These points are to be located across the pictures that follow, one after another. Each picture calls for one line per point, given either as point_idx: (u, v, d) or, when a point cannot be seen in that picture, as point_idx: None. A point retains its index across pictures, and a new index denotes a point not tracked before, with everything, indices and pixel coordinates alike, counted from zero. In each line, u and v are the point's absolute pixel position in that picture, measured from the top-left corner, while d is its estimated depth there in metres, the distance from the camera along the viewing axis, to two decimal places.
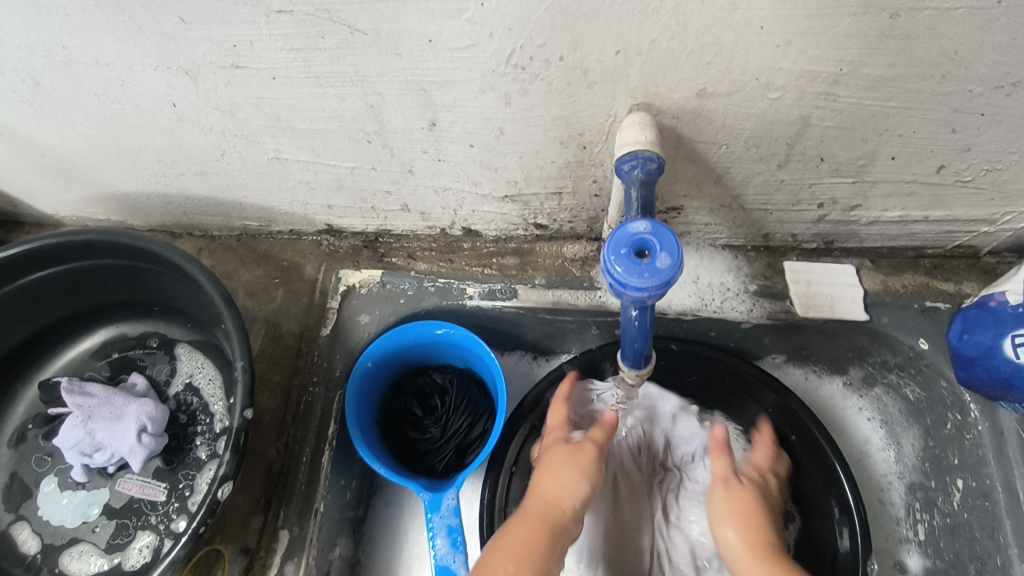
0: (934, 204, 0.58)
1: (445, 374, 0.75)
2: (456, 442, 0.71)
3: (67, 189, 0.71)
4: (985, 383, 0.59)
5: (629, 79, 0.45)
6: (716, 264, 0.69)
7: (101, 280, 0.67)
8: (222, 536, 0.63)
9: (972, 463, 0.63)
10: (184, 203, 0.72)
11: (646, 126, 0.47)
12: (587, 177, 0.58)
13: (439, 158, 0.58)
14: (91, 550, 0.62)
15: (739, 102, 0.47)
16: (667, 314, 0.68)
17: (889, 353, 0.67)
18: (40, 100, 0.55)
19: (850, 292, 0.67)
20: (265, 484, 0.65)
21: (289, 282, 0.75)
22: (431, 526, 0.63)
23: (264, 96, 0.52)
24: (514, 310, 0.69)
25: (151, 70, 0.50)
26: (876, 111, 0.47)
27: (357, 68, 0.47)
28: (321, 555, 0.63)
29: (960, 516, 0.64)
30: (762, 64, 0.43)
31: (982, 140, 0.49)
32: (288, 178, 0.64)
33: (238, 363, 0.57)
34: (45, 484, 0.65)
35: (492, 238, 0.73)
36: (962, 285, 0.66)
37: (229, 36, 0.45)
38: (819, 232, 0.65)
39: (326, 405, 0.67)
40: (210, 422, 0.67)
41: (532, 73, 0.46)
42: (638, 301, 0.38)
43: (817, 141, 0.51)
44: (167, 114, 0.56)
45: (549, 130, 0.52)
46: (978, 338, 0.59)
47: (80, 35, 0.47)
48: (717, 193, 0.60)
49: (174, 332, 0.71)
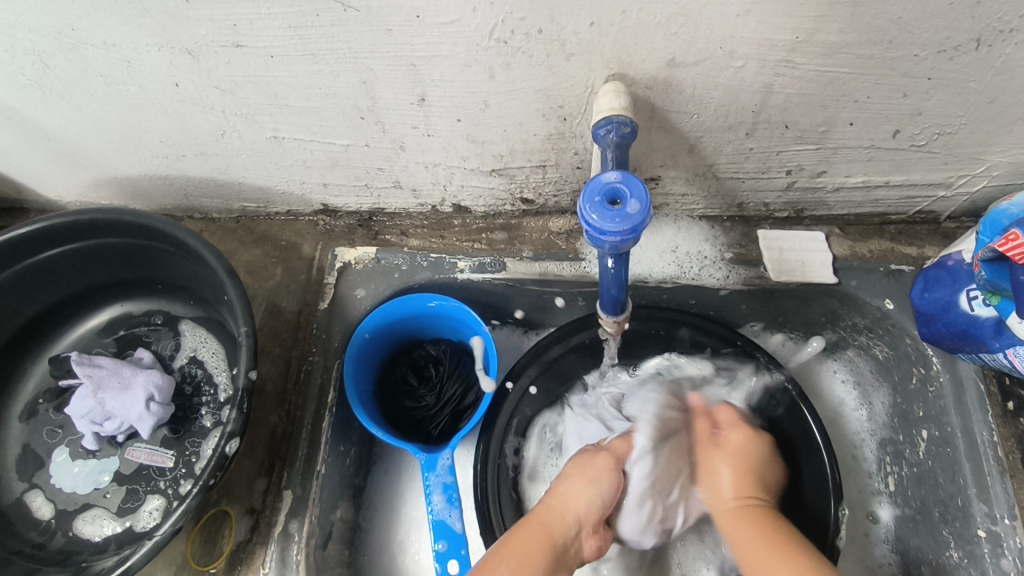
0: (893, 169, 0.62)
1: (439, 346, 0.79)
2: (451, 409, 0.75)
3: (71, 173, 0.74)
4: (945, 337, 0.63)
5: (604, 50, 0.49)
6: (694, 234, 0.73)
7: (107, 259, 0.70)
8: (228, 498, 0.66)
9: (936, 414, 0.66)
10: (185, 185, 0.75)
11: (620, 94, 0.51)
12: (568, 149, 0.62)
13: (429, 133, 0.62)
14: (103, 514, 0.65)
15: (706, 71, 0.50)
16: (649, 282, 0.72)
17: (858, 315, 0.71)
18: (49, 82, 0.58)
19: (819, 257, 0.71)
20: (269, 449, 0.68)
21: (287, 261, 0.78)
22: (427, 484, 0.66)
23: (263, 74, 0.55)
24: (503, 281, 0.73)
25: (156, 50, 0.53)
26: (833, 77, 0.51)
27: (351, 45, 0.51)
28: (323, 514, 0.66)
29: (925, 464, 0.67)
30: (724, 32, 0.46)
31: (931, 104, 0.53)
32: (286, 157, 0.67)
33: (243, 329, 0.60)
34: (57, 454, 0.68)
35: (481, 214, 0.77)
36: (925, 249, 0.70)
37: (230, 15, 0.48)
38: (789, 200, 0.69)
39: (324, 373, 0.70)
40: (215, 392, 0.70)
41: (513, 46, 0.49)
42: (611, 249, 0.41)
43: (780, 109, 0.55)
44: (170, 94, 0.59)
45: (531, 103, 0.56)
46: (937, 295, 0.63)
47: (90, 16, 0.50)
48: (691, 163, 0.63)
49: (178, 309, 0.74)
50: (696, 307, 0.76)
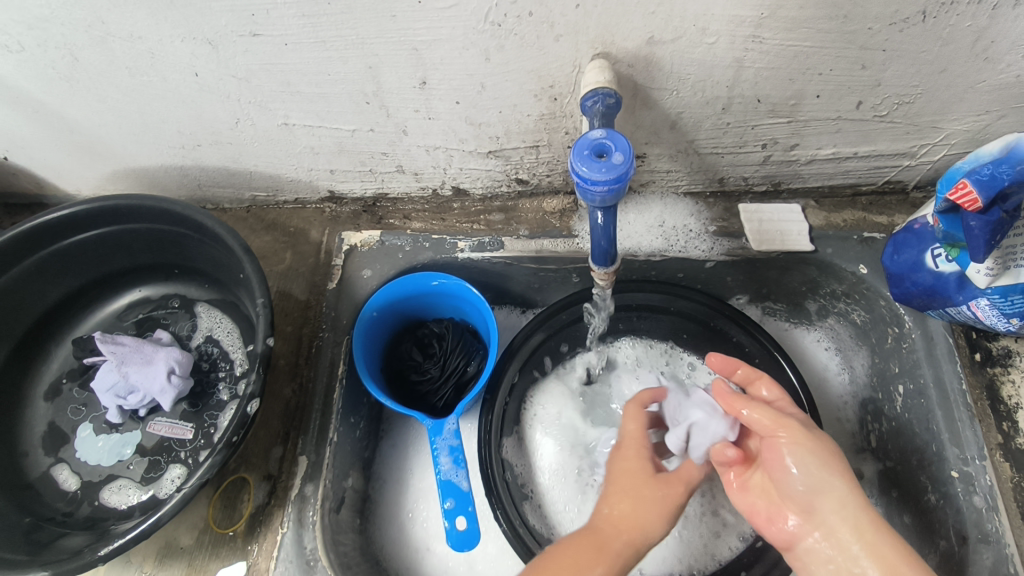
0: (860, 140, 0.67)
1: (441, 324, 0.83)
2: (454, 381, 0.79)
3: (92, 166, 0.78)
4: (915, 295, 0.68)
5: (589, 30, 0.54)
6: (680, 209, 0.78)
7: (127, 245, 0.74)
8: (246, 466, 0.69)
9: (909, 368, 0.71)
10: (199, 175, 0.79)
11: (605, 70, 0.56)
12: (560, 128, 0.67)
13: (429, 117, 0.66)
14: (129, 484, 0.68)
15: (682, 47, 0.55)
16: (639, 256, 0.76)
17: (836, 282, 0.76)
18: (77, 75, 0.63)
19: (797, 227, 0.75)
20: (283, 419, 0.71)
21: (296, 246, 0.83)
22: (435, 447, 0.69)
23: (276, 62, 0.60)
24: (501, 259, 0.77)
25: (179, 41, 0.58)
26: (797, 51, 0.56)
27: (358, 31, 0.56)
28: (336, 480, 0.70)
29: (903, 418, 0.72)
30: (697, 10, 0.52)
31: (889, 75, 0.58)
32: (295, 144, 0.72)
33: (260, 301, 0.64)
34: (81, 430, 0.71)
35: (479, 197, 0.81)
36: (894, 217, 0.75)
37: (249, 6, 0.53)
38: (767, 174, 0.74)
39: (335, 347, 0.74)
40: (230, 367, 0.74)
41: (507, 29, 0.54)
42: (601, 201, 0.46)
43: (752, 83, 0.60)
44: (190, 84, 0.63)
45: (524, 84, 0.61)
46: (906, 256, 0.68)
47: (119, 10, 0.55)
48: (674, 139, 0.68)
49: (193, 292, 0.78)
50: (684, 280, 0.81)
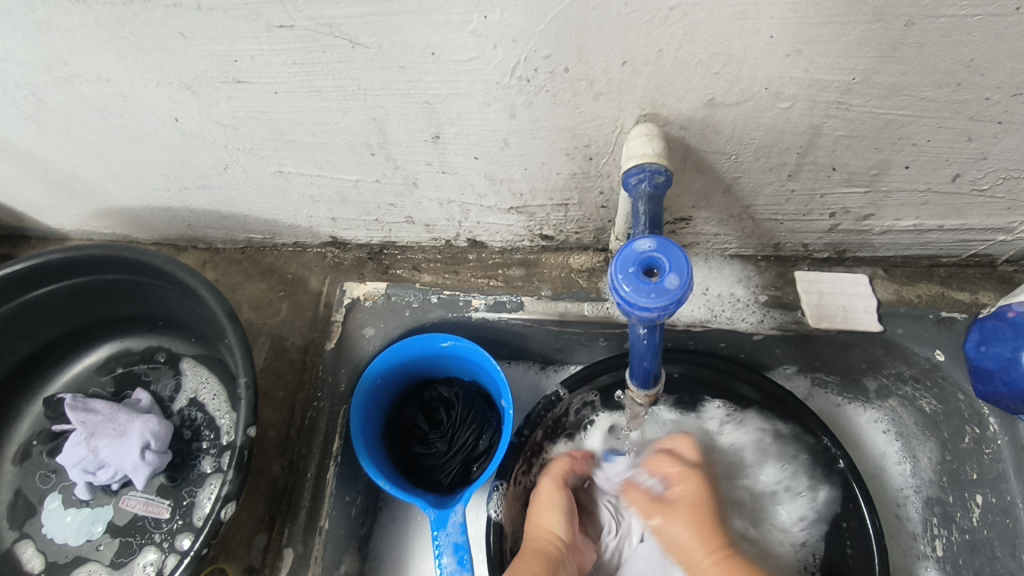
0: (949, 213, 0.58)
1: (451, 387, 0.74)
2: (463, 456, 0.70)
3: (71, 204, 0.71)
4: (1005, 397, 0.57)
5: (636, 90, 0.45)
6: (726, 275, 0.68)
7: (105, 295, 0.67)
8: (226, 554, 0.62)
9: (992, 479, 0.61)
10: (188, 217, 0.72)
11: (653, 137, 0.46)
12: (593, 188, 0.58)
13: (443, 171, 0.58)
14: (98, 569, 0.61)
15: (748, 111, 0.46)
16: (677, 326, 0.66)
17: (904, 365, 0.65)
18: (43, 115, 0.55)
19: (863, 302, 0.65)
20: (270, 500, 0.64)
21: (293, 295, 0.75)
22: (438, 544, 0.61)
23: (265, 110, 0.51)
24: (521, 321, 0.68)
25: (154, 85, 0.50)
26: (889, 120, 0.46)
27: (360, 82, 0.47)
28: (327, 572, 0.62)
29: (980, 533, 0.62)
30: (772, 73, 0.42)
31: (999, 148, 0.48)
32: (292, 192, 0.64)
33: (241, 380, 0.56)
34: (50, 500, 0.65)
35: (498, 249, 0.72)
36: (979, 295, 0.65)
37: (230, 51, 0.45)
38: (831, 241, 0.65)
39: (330, 420, 0.66)
40: (215, 437, 0.66)
41: (537, 85, 0.45)
42: (648, 322, 0.37)
43: (828, 151, 0.50)
44: (169, 128, 0.55)
45: (555, 142, 0.52)
46: (997, 349, 0.58)
47: (82, 51, 0.47)
48: (726, 204, 0.59)
49: (179, 346, 0.70)
50: (726, 350, 0.70)
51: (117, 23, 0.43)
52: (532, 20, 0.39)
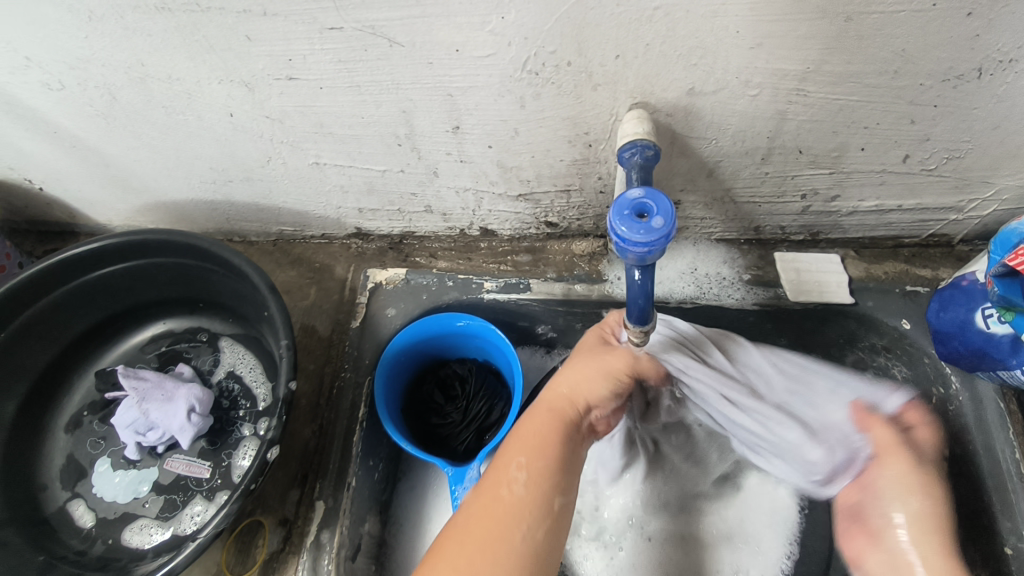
0: (905, 194, 0.66)
1: (465, 365, 0.81)
2: (476, 425, 0.77)
3: (125, 199, 0.79)
4: (962, 356, 0.64)
5: (628, 80, 0.53)
6: (712, 257, 0.76)
7: (154, 277, 0.75)
8: (262, 508, 0.68)
9: (955, 432, 0.66)
10: (229, 210, 0.80)
11: (643, 120, 0.55)
12: (592, 174, 0.66)
13: (461, 159, 0.66)
14: (148, 523, 0.67)
15: (723, 99, 0.54)
16: (670, 302, 0.73)
17: (876, 336, 0.71)
18: (113, 113, 0.64)
19: (836, 278, 0.73)
20: (301, 461, 0.70)
21: (321, 282, 0.82)
22: (455, 496, 0.67)
23: (310, 104, 0.60)
24: (529, 301, 0.75)
25: (216, 83, 0.58)
26: (843, 105, 0.54)
27: (393, 77, 0.55)
28: (353, 526, 0.67)
29: None
30: (740, 63, 0.50)
31: (938, 130, 0.56)
32: (325, 183, 0.72)
33: (284, 343, 0.63)
34: (100, 464, 0.71)
35: (507, 238, 0.80)
36: (939, 271, 0.73)
37: (286, 51, 0.53)
38: (805, 223, 0.73)
39: (355, 389, 0.72)
40: (252, 405, 0.72)
41: (544, 77, 0.54)
42: (641, 261, 0.44)
43: (794, 135, 0.58)
44: (224, 123, 0.63)
45: (559, 130, 0.60)
46: (953, 314, 0.64)
47: (159, 52, 0.55)
48: (709, 187, 0.67)
49: (219, 326, 0.78)
50: None
51: (194, 28, 0.52)
52: (541, 19, 0.48)
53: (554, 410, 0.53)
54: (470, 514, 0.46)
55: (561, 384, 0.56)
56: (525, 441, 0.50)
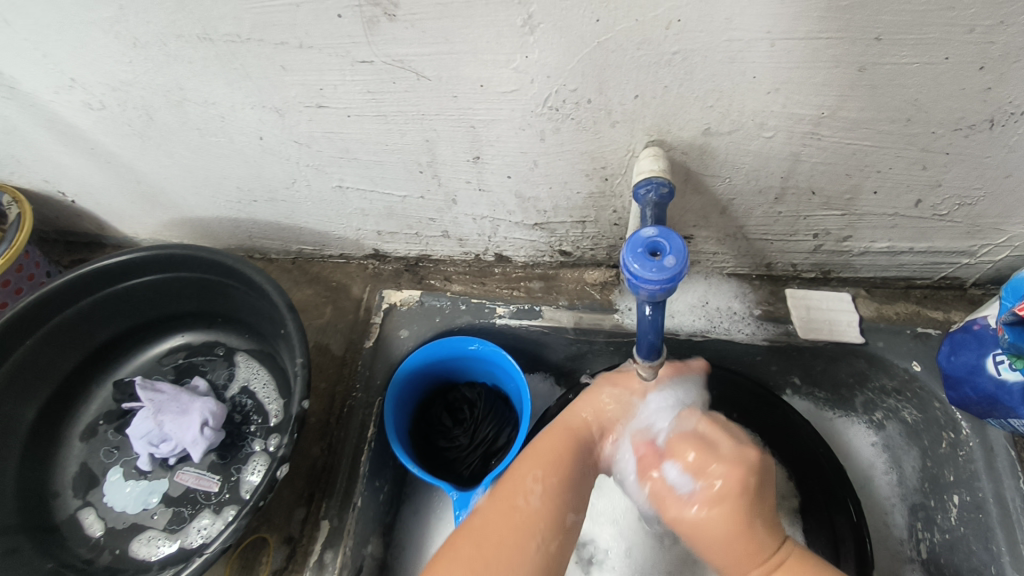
0: (917, 237, 0.67)
1: (474, 389, 0.82)
2: (483, 449, 0.77)
3: (152, 214, 0.81)
4: (973, 401, 0.64)
5: (647, 119, 0.55)
6: (724, 291, 0.76)
7: (175, 291, 0.76)
8: (268, 525, 0.68)
9: (966, 478, 0.66)
10: (251, 227, 0.82)
11: (659, 158, 0.56)
12: (608, 207, 0.67)
13: (480, 188, 0.67)
14: (156, 535, 0.68)
15: (739, 140, 0.56)
16: (680, 335, 0.74)
17: (886, 377, 0.72)
18: (148, 132, 0.66)
19: (846, 317, 0.73)
20: (309, 479, 0.71)
21: (336, 301, 0.84)
22: (460, 521, 0.67)
23: (337, 131, 0.62)
24: (540, 328, 0.76)
25: (249, 108, 0.60)
26: (856, 149, 0.55)
27: (419, 108, 0.57)
28: (357, 548, 0.67)
29: (958, 530, 0.67)
30: (756, 107, 0.52)
31: (950, 177, 0.57)
32: (346, 206, 0.74)
33: (299, 361, 0.64)
34: (112, 473, 0.72)
35: (520, 264, 0.82)
36: (950, 313, 0.73)
37: (318, 81, 0.56)
38: (817, 261, 0.73)
39: (366, 410, 0.73)
40: (263, 421, 0.73)
41: (564, 113, 0.55)
42: (652, 297, 0.45)
43: (808, 176, 0.59)
44: (253, 146, 0.66)
45: (576, 164, 0.61)
46: (965, 358, 0.64)
47: (197, 78, 0.57)
48: (723, 224, 0.68)
49: (235, 341, 0.79)
50: (723, 361, 0.77)
51: (231, 57, 0.54)
52: (565, 59, 0.50)
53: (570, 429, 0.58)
54: (486, 507, 0.52)
55: (574, 412, 0.61)
56: (540, 456, 0.55)
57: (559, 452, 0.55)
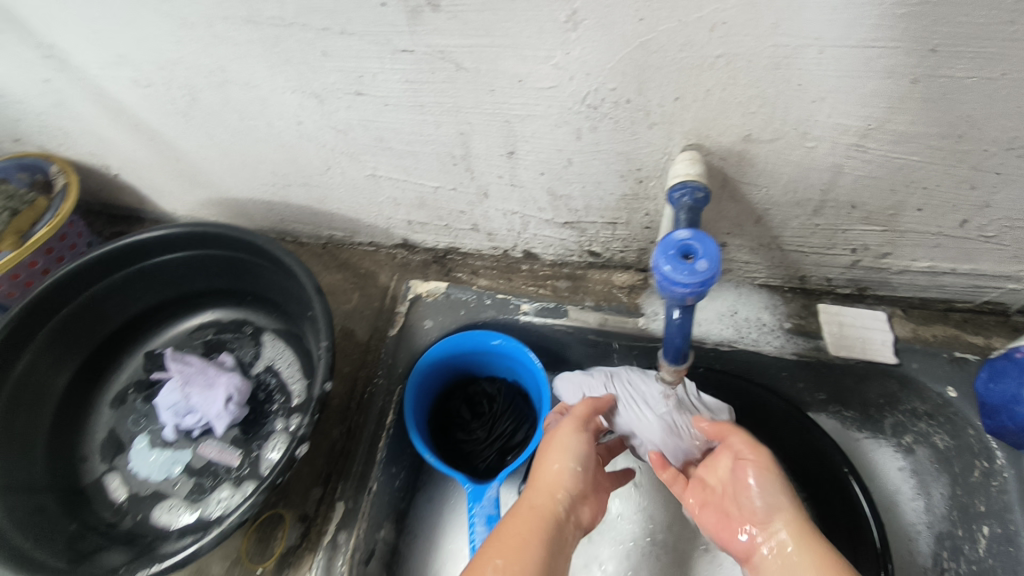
0: (961, 258, 0.64)
1: (494, 384, 0.82)
2: (499, 445, 0.77)
3: (191, 192, 0.83)
4: (1009, 432, 0.61)
5: (686, 122, 0.54)
6: (754, 301, 0.75)
7: (208, 268, 0.78)
8: (285, 502, 0.69)
9: (998, 510, 0.63)
10: (284, 210, 0.83)
11: (696, 162, 0.55)
12: (640, 210, 0.67)
13: (512, 184, 0.67)
14: (177, 503, 0.69)
15: (780, 148, 0.54)
16: (706, 343, 0.73)
17: (918, 401, 0.69)
18: (192, 112, 0.68)
19: (880, 336, 0.71)
20: (327, 460, 0.72)
21: (364, 288, 0.85)
22: (472, 513, 0.67)
23: (374, 119, 0.62)
24: (565, 328, 0.76)
25: (289, 92, 0.61)
26: (902, 163, 0.53)
27: (456, 101, 0.57)
28: (369, 532, 0.67)
29: (985, 563, 0.64)
30: (800, 115, 0.51)
31: (1000, 198, 0.55)
32: (379, 194, 0.75)
33: (323, 343, 0.65)
34: (138, 441, 0.74)
35: (548, 263, 0.81)
36: (992, 339, 0.70)
37: (358, 69, 0.56)
38: (853, 277, 0.71)
39: (386, 398, 0.73)
40: (286, 400, 0.75)
41: (601, 113, 0.55)
42: (681, 301, 0.45)
43: (849, 190, 0.58)
44: (292, 130, 0.67)
45: (611, 164, 0.61)
46: (1004, 386, 0.61)
47: (241, 60, 0.58)
48: (757, 233, 0.66)
49: (263, 320, 0.81)
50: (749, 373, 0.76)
51: (275, 41, 0.55)
52: (605, 57, 0.49)
53: (536, 509, 0.54)
54: None
55: (535, 486, 0.56)
56: (504, 543, 0.50)
57: (534, 531, 0.51)
